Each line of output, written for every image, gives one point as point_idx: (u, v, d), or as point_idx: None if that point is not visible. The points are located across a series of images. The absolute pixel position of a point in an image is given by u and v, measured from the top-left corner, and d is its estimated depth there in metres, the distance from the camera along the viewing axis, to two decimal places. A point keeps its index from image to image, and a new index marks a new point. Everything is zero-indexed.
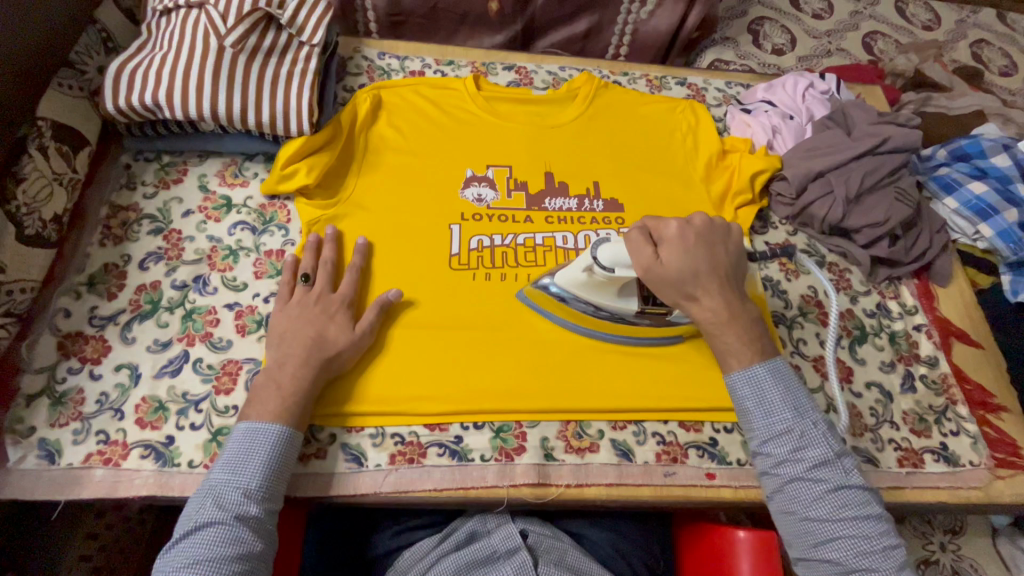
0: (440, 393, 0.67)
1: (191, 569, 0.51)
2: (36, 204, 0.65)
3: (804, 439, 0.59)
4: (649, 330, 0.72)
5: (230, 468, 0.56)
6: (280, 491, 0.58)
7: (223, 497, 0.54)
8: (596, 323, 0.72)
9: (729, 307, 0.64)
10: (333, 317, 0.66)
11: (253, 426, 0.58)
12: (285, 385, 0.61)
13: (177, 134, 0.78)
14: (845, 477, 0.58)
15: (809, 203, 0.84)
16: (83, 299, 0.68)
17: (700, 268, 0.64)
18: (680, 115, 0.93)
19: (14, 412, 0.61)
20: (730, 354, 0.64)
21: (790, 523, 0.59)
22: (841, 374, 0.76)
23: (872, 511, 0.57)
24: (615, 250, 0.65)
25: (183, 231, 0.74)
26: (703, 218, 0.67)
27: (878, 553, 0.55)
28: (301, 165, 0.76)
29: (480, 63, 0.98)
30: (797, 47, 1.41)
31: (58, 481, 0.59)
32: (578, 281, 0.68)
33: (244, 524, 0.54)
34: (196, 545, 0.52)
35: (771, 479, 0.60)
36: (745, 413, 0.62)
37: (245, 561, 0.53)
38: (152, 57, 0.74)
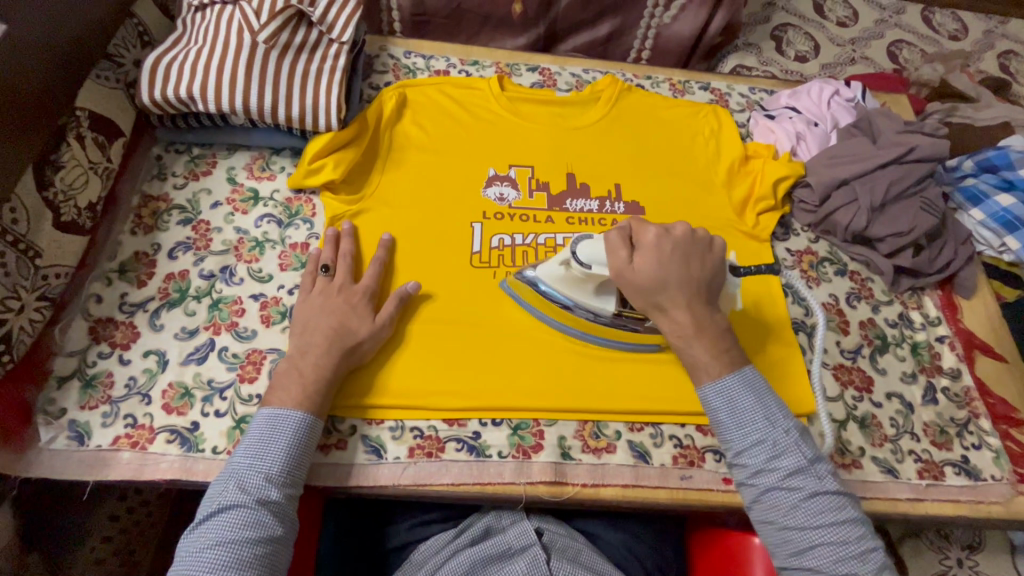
0: (461, 389, 0.67)
1: (214, 549, 0.52)
2: (72, 191, 0.67)
3: (778, 447, 0.59)
4: (622, 334, 0.71)
5: (253, 453, 0.57)
6: (301, 478, 0.59)
7: (245, 480, 0.56)
8: (572, 320, 0.71)
9: (696, 322, 0.64)
10: (354, 308, 0.67)
11: (274, 412, 0.59)
12: (307, 375, 0.62)
13: (208, 127, 0.80)
14: (819, 484, 0.58)
15: (833, 210, 0.83)
16: (114, 286, 0.69)
17: (673, 280, 0.64)
18: (702, 119, 0.93)
19: (47, 393, 0.63)
20: (700, 368, 0.63)
21: (770, 533, 0.58)
22: (861, 384, 0.75)
23: (848, 515, 0.57)
24: (593, 248, 0.65)
25: (211, 223, 0.75)
26: (685, 229, 0.66)
27: (857, 558, 0.55)
28: (328, 160, 0.77)
29: (505, 63, 0.98)
30: (821, 55, 1.40)
31: (87, 462, 0.61)
32: (556, 275, 0.68)
33: (265, 508, 0.55)
34: (219, 526, 0.53)
35: (748, 490, 0.60)
36: (718, 424, 0.62)
37: (267, 544, 0.54)
38: (187, 51, 0.75)
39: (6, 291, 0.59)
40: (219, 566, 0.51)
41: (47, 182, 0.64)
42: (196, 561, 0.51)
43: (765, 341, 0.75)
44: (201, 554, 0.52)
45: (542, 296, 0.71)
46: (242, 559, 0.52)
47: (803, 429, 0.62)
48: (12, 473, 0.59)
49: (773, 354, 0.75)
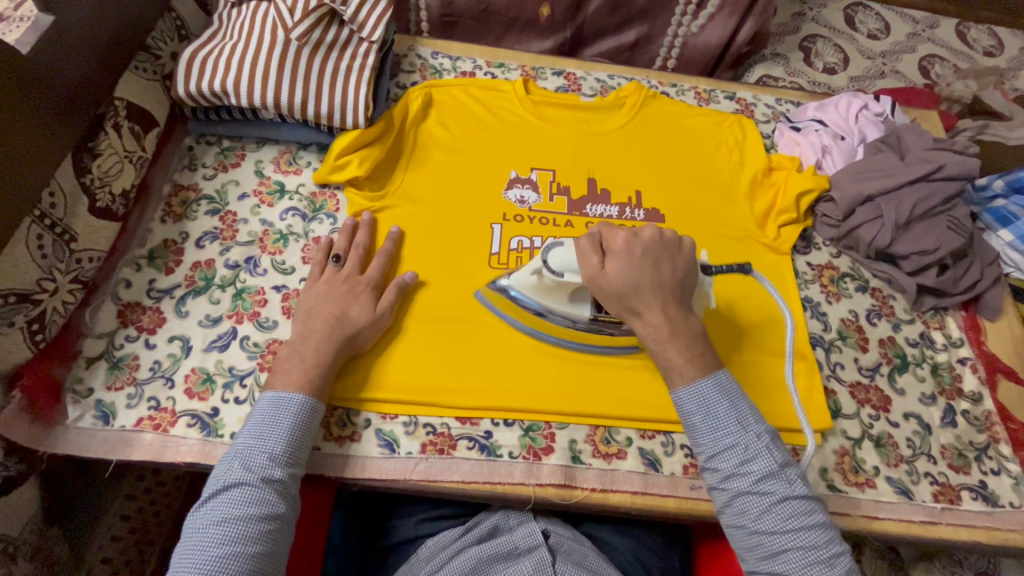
0: (467, 387, 0.68)
1: (220, 525, 0.53)
2: (108, 178, 0.69)
3: (749, 451, 0.57)
4: (595, 337, 0.71)
5: (257, 434, 0.58)
6: (303, 460, 0.60)
7: (249, 459, 0.57)
8: (547, 326, 0.72)
9: (671, 325, 0.62)
10: (357, 297, 0.68)
11: (277, 395, 0.61)
12: (310, 358, 0.63)
13: (238, 120, 0.82)
14: (790, 488, 0.55)
15: (856, 225, 0.82)
16: (143, 271, 0.71)
17: (644, 282, 0.62)
18: (727, 128, 0.93)
19: (75, 372, 0.65)
20: (674, 372, 0.61)
21: (740, 537, 0.57)
22: (878, 403, 0.74)
23: (818, 520, 0.55)
24: (565, 257, 0.64)
25: (238, 214, 0.77)
26: (653, 231, 0.64)
27: (827, 564, 0.53)
28: (353, 158, 0.79)
29: (530, 67, 0.99)
30: (850, 67, 1.38)
31: (111, 441, 0.62)
32: (529, 284, 0.68)
33: (269, 486, 0.56)
34: (225, 502, 0.54)
35: (719, 494, 0.58)
36: (691, 428, 0.60)
37: (269, 521, 0.54)
38: (222, 46, 0.77)
39: (43, 272, 0.61)
40: (225, 541, 0.52)
41: (85, 168, 0.66)
42: (203, 537, 0.52)
43: (769, 351, 0.75)
44: (208, 529, 0.53)
45: (514, 301, 0.71)
46: (248, 535, 0.53)
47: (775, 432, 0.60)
48: (41, 448, 0.61)
49: (775, 363, 0.74)
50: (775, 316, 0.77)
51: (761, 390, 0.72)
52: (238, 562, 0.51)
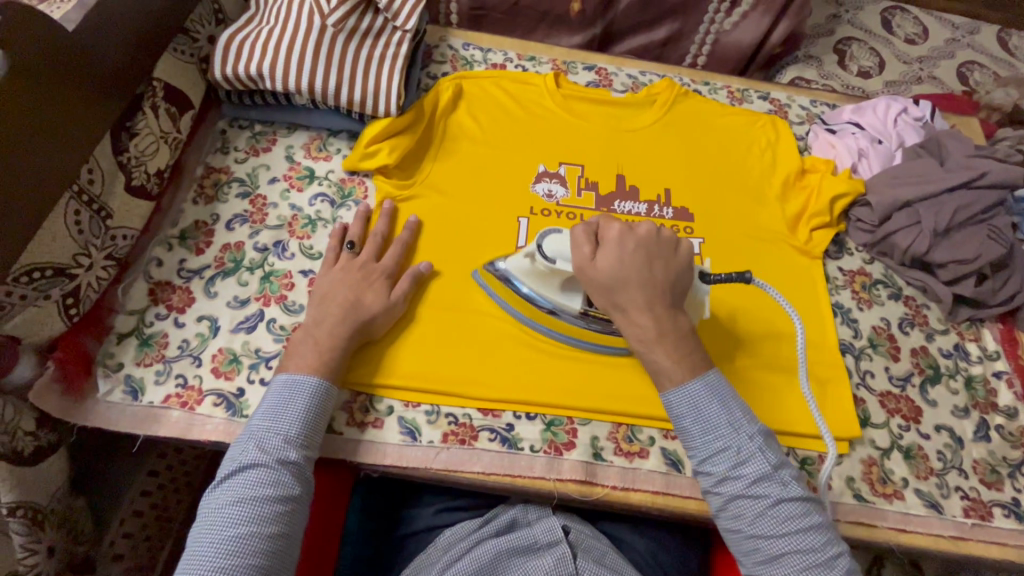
0: (482, 378, 0.68)
1: (237, 505, 0.53)
2: (144, 158, 0.70)
3: (741, 454, 0.57)
4: (586, 334, 0.70)
5: (271, 416, 0.58)
6: (317, 444, 0.60)
7: (264, 441, 0.57)
8: (531, 311, 0.70)
9: (657, 326, 0.62)
10: (373, 285, 0.68)
11: (291, 377, 0.61)
12: (322, 341, 0.63)
13: (272, 105, 0.82)
14: (785, 491, 0.56)
15: (892, 232, 0.80)
16: (174, 251, 0.72)
17: (633, 280, 0.62)
18: (760, 129, 0.91)
19: (107, 347, 0.66)
20: (663, 374, 0.61)
21: (738, 540, 0.57)
22: (909, 413, 0.73)
23: (814, 522, 0.55)
24: (560, 243, 0.64)
25: (268, 198, 0.78)
26: (649, 228, 0.65)
27: (824, 566, 0.54)
28: (383, 146, 0.79)
29: (561, 61, 0.98)
30: (886, 71, 1.35)
31: (139, 416, 0.63)
32: (522, 268, 0.67)
33: (285, 468, 0.56)
34: (241, 483, 0.54)
35: (714, 498, 0.58)
36: (683, 431, 0.60)
37: (285, 502, 0.55)
38: (259, 30, 0.78)
39: (79, 247, 0.62)
40: (242, 522, 0.52)
41: (123, 147, 0.67)
42: (220, 517, 0.53)
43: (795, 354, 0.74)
44: (226, 509, 0.53)
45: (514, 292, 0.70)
46: (264, 515, 0.53)
47: (766, 432, 0.60)
48: (72, 420, 0.62)
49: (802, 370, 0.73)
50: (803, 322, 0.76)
51: (780, 395, 0.71)
52: (255, 542, 0.52)
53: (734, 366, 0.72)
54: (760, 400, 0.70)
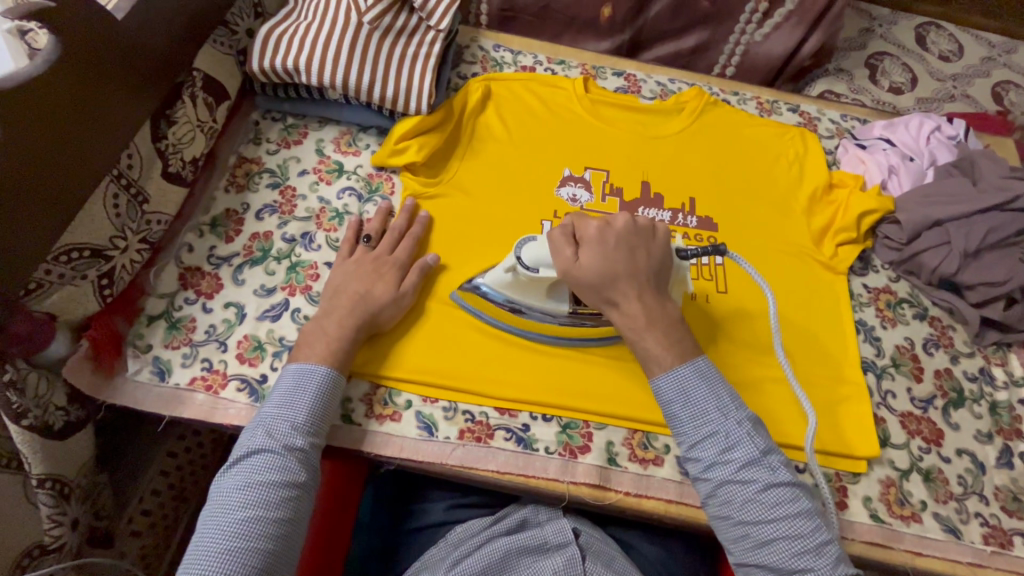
0: (487, 376, 0.68)
1: (244, 489, 0.54)
2: (181, 145, 0.71)
3: (730, 439, 0.58)
4: (574, 330, 0.71)
5: (279, 403, 0.59)
6: (325, 433, 0.61)
7: (272, 428, 0.58)
8: (506, 317, 0.71)
9: (647, 313, 0.63)
10: (382, 276, 0.69)
11: (299, 367, 0.62)
12: (329, 332, 0.64)
13: (305, 99, 0.83)
14: (772, 476, 0.56)
15: (920, 250, 0.79)
16: (205, 238, 0.74)
17: (621, 271, 0.63)
18: (788, 141, 0.91)
19: (137, 328, 0.67)
20: (652, 360, 0.62)
21: (726, 528, 0.58)
22: (930, 435, 0.72)
23: (802, 508, 0.56)
24: (538, 251, 0.64)
25: (297, 189, 0.79)
26: (625, 219, 0.66)
27: (814, 552, 0.54)
28: (412, 143, 0.80)
29: (591, 66, 0.98)
30: (918, 88, 1.33)
31: (165, 397, 0.65)
32: (505, 281, 0.68)
33: (291, 454, 0.57)
34: (248, 468, 0.55)
35: (703, 485, 0.59)
36: (672, 418, 0.61)
37: (291, 488, 0.55)
38: (297, 25, 0.79)
39: (115, 230, 0.64)
40: (248, 505, 0.53)
41: (161, 134, 0.69)
42: (227, 500, 0.54)
43: (814, 372, 0.73)
44: (232, 493, 0.54)
45: (481, 296, 0.71)
46: (270, 500, 0.54)
47: (756, 419, 0.61)
48: (101, 398, 0.64)
49: (822, 387, 0.72)
50: (824, 339, 0.76)
51: (799, 408, 0.70)
52: (261, 525, 0.52)
53: (747, 376, 0.71)
54: (783, 414, 0.69)
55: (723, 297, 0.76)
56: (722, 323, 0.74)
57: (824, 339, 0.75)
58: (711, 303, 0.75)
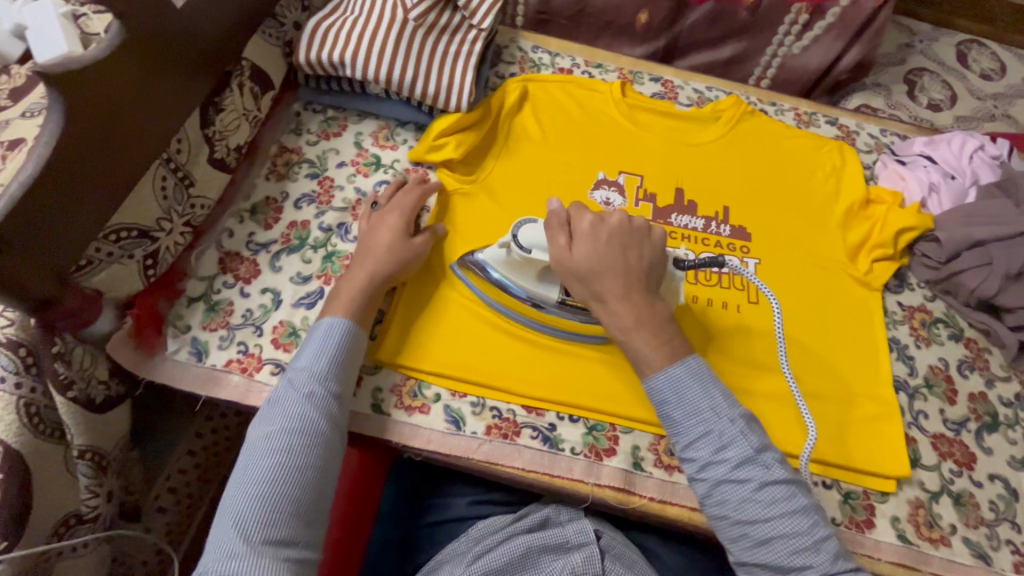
0: (490, 370, 0.68)
1: (270, 439, 0.54)
2: (227, 133, 0.73)
3: (723, 439, 0.58)
4: (570, 324, 0.71)
5: (304, 358, 0.60)
6: (348, 383, 0.61)
7: (295, 379, 0.58)
8: (506, 301, 0.71)
9: (635, 313, 0.63)
10: (386, 224, 0.71)
11: (322, 323, 0.63)
12: (357, 280, 0.66)
13: (346, 92, 0.85)
14: (768, 473, 0.56)
15: (960, 270, 0.78)
16: (245, 224, 0.76)
17: (611, 270, 0.63)
18: (826, 154, 0.90)
19: (176, 309, 0.69)
20: (642, 362, 0.62)
21: (725, 528, 0.57)
22: (962, 459, 0.70)
23: (798, 504, 0.56)
24: (534, 233, 0.65)
25: (335, 180, 0.80)
26: (620, 218, 0.66)
27: (810, 549, 0.54)
28: (451, 139, 0.81)
29: (628, 71, 0.98)
30: (957, 106, 1.31)
31: (201, 377, 0.66)
32: (499, 258, 0.68)
33: (315, 404, 0.57)
34: (273, 418, 0.55)
35: (699, 485, 0.58)
36: (666, 418, 0.61)
37: (315, 437, 0.55)
38: (344, 20, 0.80)
39: (162, 213, 0.65)
40: (274, 454, 0.53)
41: (209, 121, 0.70)
42: (255, 450, 0.54)
43: (844, 387, 0.72)
44: (259, 442, 0.54)
45: (494, 283, 0.70)
46: (295, 448, 0.54)
47: (749, 417, 0.60)
48: (141, 375, 0.65)
49: (852, 404, 0.71)
50: (855, 353, 0.75)
51: (827, 424, 0.69)
52: (286, 473, 0.52)
53: (777, 390, 0.71)
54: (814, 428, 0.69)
55: (754, 308, 0.76)
56: (754, 335, 0.74)
57: (856, 356, 0.75)
58: (742, 313, 0.75)
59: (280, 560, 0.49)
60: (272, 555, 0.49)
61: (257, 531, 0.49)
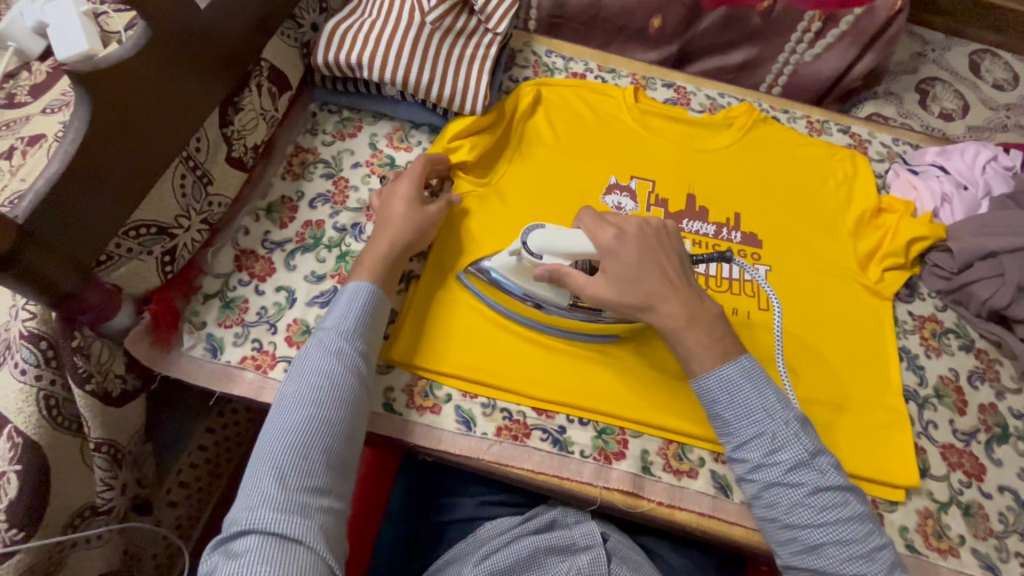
0: (505, 373, 0.69)
1: (301, 393, 0.56)
2: (245, 132, 0.74)
3: (776, 442, 0.59)
4: (583, 325, 0.71)
5: (331, 319, 0.62)
6: (372, 342, 0.63)
7: (323, 338, 0.60)
8: (514, 305, 0.72)
9: (687, 310, 0.64)
10: (396, 192, 0.73)
11: (348, 286, 0.65)
12: (380, 250, 0.68)
13: (361, 93, 0.86)
14: (821, 479, 0.58)
15: (971, 281, 0.78)
16: (260, 222, 0.76)
17: (650, 275, 0.64)
18: (838, 162, 0.90)
19: (193, 305, 0.70)
20: (694, 360, 0.63)
21: (774, 531, 0.59)
22: (972, 470, 0.70)
23: (852, 511, 0.57)
24: (543, 238, 0.65)
25: (350, 180, 0.81)
26: (637, 227, 0.67)
27: (863, 556, 0.56)
28: (465, 142, 0.81)
29: (641, 76, 0.99)
30: (969, 116, 1.30)
31: (216, 373, 0.67)
32: (509, 265, 0.68)
33: (343, 363, 0.59)
34: (304, 374, 0.57)
35: (749, 486, 0.60)
36: (718, 418, 0.62)
37: (344, 393, 0.57)
38: (362, 22, 0.81)
39: (180, 209, 0.66)
40: (305, 407, 0.55)
41: (228, 120, 0.71)
42: (287, 403, 0.55)
43: (853, 395, 0.72)
44: (290, 396, 0.56)
45: (493, 284, 0.72)
46: (325, 402, 0.55)
47: (803, 419, 0.61)
48: (156, 369, 0.66)
49: (862, 413, 0.71)
50: (864, 361, 0.75)
51: (835, 433, 0.70)
52: (317, 425, 0.54)
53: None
54: (823, 436, 0.69)
55: (764, 315, 0.76)
56: (765, 342, 0.74)
57: (865, 365, 0.75)
58: (752, 319, 0.75)
59: (315, 507, 0.50)
60: (308, 501, 0.50)
61: (293, 477, 0.51)
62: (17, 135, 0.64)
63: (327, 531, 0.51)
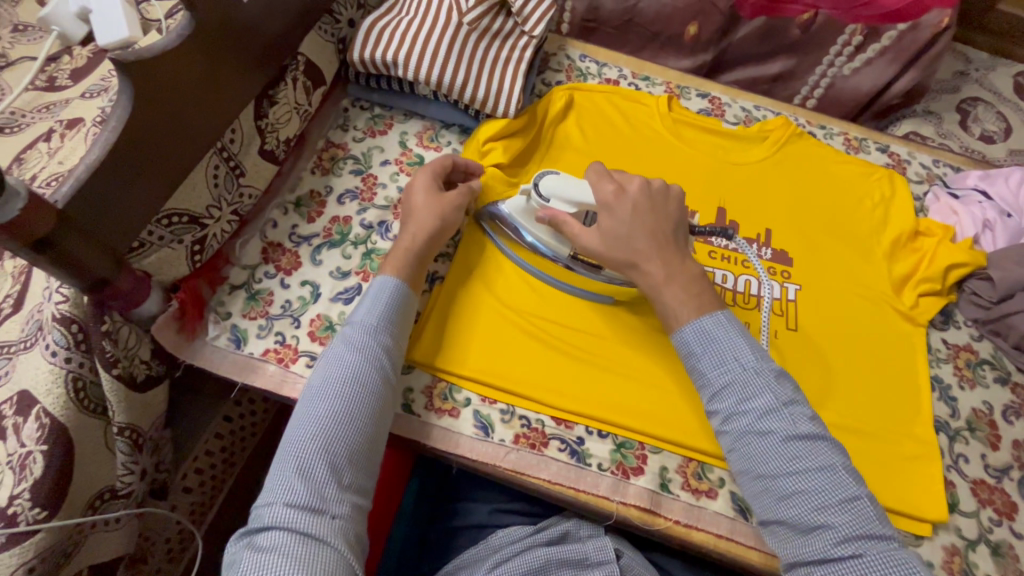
0: (528, 374, 0.69)
1: (328, 387, 0.57)
2: (279, 125, 0.74)
3: (749, 390, 0.59)
4: (586, 281, 0.74)
5: (358, 314, 0.62)
6: (398, 338, 0.63)
7: (350, 333, 0.61)
8: (551, 269, 0.75)
9: (667, 268, 0.64)
10: (416, 185, 0.73)
11: (378, 279, 0.66)
12: (405, 243, 0.69)
13: (394, 91, 0.86)
14: (794, 427, 0.56)
15: (1012, 311, 0.76)
16: (289, 216, 0.77)
17: (640, 235, 0.65)
18: (875, 182, 0.88)
19: (219, 296, 0.71)
20: (672, 316, 0.64)
21: (750, 484, 0.58)
22: (1003, 507, 0.68)
23: (827, 463, 0.55)
24: (554, 184, 0.70)
25: (379, 178, 0.81)
26: (640, 185, 0.67)
27: (835, 507, 0.53)
28: (497, 145, 0.81)
29: (675, 85, 0.97)
30: (1011, 139, 1.26)
31: (238, 363, 0.68)
32: (518, 205, 0.73)
33: (369, 358, 0.59)
34: (331, 368, 0.58)
35: (723, 439, 0.60)
36: (696, 369, 0.62)
37: (369, 387, 0.58)
38: (399, 20, 0.81)
39: (212, 200, 0.67)
40: (331, 400, 0.56)
41: (263, 113, 0.72)
42: (314, 395, 0.57)
43: (881, 423, 0.70)
44: (318, 389, 0.57)
45: (531, 249, 0.75)
46: (351, 397, 0.56)
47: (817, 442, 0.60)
48: (181, 357, 0.67)
49: (889, 442, 0.69)
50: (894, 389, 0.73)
51: (861, 461, 0.68)
52: (342, 419, 0.55)
53: None
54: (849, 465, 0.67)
55: (793, 335, 0.74)
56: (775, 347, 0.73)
57: (894, 392, 0.73)
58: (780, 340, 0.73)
59: (336, 501, 0.51)
60: (331, 493, 0.51)
61: (318, 470, 0.52)
62: (56, 117, 0.65)
63: (349, 527, 0.51)
